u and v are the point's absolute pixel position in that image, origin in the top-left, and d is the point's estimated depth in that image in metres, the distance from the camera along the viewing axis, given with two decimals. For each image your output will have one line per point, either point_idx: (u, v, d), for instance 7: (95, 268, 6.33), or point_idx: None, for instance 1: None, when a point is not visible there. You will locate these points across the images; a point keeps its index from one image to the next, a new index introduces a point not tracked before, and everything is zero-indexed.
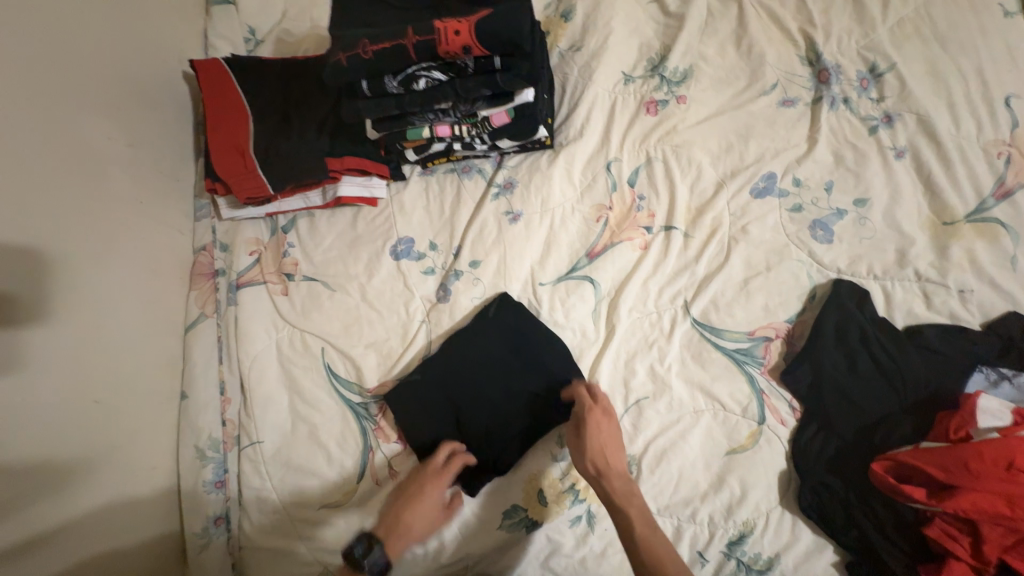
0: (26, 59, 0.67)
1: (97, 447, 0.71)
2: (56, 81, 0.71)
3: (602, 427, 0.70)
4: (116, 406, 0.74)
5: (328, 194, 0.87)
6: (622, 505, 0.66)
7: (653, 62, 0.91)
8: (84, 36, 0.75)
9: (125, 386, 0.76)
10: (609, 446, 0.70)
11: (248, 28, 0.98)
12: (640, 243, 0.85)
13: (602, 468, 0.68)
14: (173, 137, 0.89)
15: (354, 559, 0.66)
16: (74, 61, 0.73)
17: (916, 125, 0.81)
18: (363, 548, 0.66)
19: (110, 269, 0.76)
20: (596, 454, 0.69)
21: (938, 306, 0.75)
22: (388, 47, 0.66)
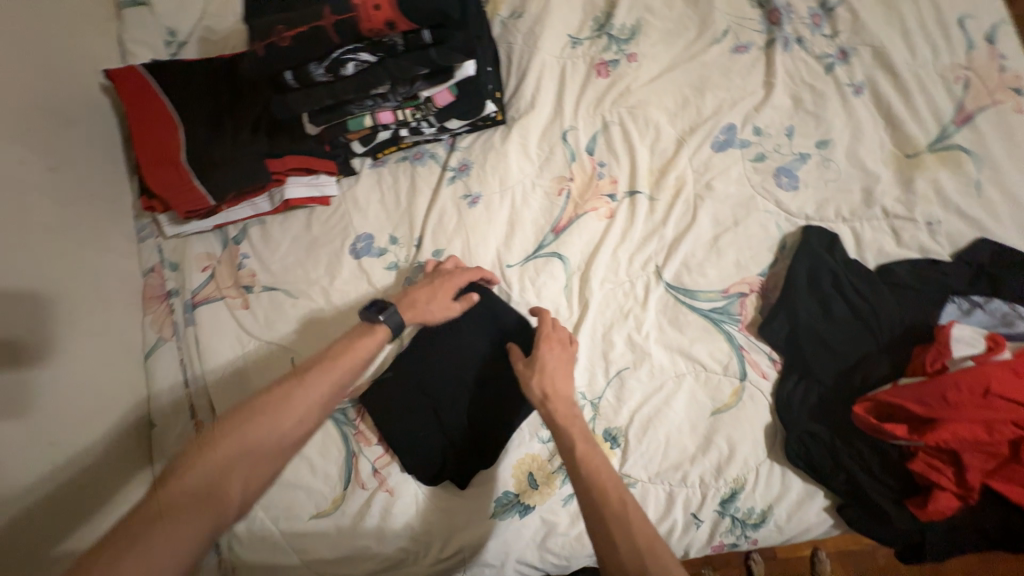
0: None
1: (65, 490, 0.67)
2: None
3: (553, 352, 0.72)
4: (78, 445, 0.70)
5: (276, 198, 0.83)
6: (564, 425, 0.66)
7: (600, 21, 0.87)
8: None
9: (86, 423, 0.72)
10: (557, 372, 0.71)
11: (168, 30, 0.91)
12: (605, 212, 0.82)
13: (548, 393, 0.69)
14: (101, 155, 0.83)
15: (369, 315, 0.70)
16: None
17: (872, 58, 0.79)
18: (379, 309, 0.70)
19: (52, 303, 0.71)
20: (541, 377, 0.70)
21: (908, 241, 0.74)
22: (306, 31, 0.62)
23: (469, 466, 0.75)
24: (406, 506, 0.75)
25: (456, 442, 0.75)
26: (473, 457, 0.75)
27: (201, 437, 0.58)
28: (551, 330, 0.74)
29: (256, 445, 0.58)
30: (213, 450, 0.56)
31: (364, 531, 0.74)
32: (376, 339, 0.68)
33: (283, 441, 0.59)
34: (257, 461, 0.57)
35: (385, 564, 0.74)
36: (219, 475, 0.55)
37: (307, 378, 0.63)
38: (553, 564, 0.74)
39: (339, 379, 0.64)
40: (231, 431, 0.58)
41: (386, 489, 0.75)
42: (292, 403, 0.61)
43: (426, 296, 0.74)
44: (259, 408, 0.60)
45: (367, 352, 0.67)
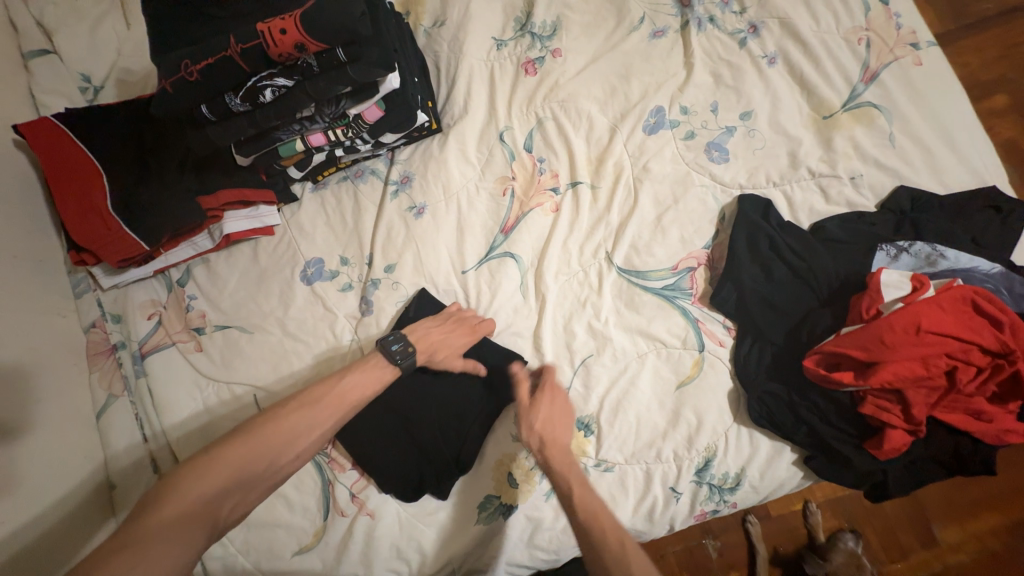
0: None
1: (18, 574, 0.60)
2: None
3: (551, 403, 0.72)
4: (28, 522, 0.64)
5: (216, 235, 0.81)
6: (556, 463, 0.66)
7: (521, 20, 0.88)
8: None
9: (36, 498, 0.66)
10: (557, 425, 0.70)
11: (81, 76, 0.88)
12: (551, 206, 0.83)
13: (545, 439, 0.68)
14: (23, 213, 0.79)
15: (390, 355, 0.69)
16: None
17: (780, 29, 0.83)
18: (398, 347, 0.70)
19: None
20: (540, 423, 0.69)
21: (835, 197, 0.78)
22: (212, 63, 0.60)
23: (449, 475, 0.74)
24: (390, 526, 0.74)
25: (433, 451, 0.75)
26: (451, 466, 0.75)
27: (200, 451, 0.56)
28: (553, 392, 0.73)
29: (256, 473, 0.57)
30: (217, 470, 0.55)
31: (349, 559, 0.73)
32: (383, 376, 0.68)
33: (283, 471, 0.59)
34: (252, 487, 0.57)
35: None
36: (218, 496, 0.54)
37: (318, 407, 0.62)
38: (544, 559, 0.75)
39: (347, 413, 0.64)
40: (233, 454, 0.56)
41: (367, 512, 0.74)
42: (301, 430, 0.60)
43: (444, 342, 0.73)
44: (266, 433, 0.58)
45: (375, 389, 0.67)
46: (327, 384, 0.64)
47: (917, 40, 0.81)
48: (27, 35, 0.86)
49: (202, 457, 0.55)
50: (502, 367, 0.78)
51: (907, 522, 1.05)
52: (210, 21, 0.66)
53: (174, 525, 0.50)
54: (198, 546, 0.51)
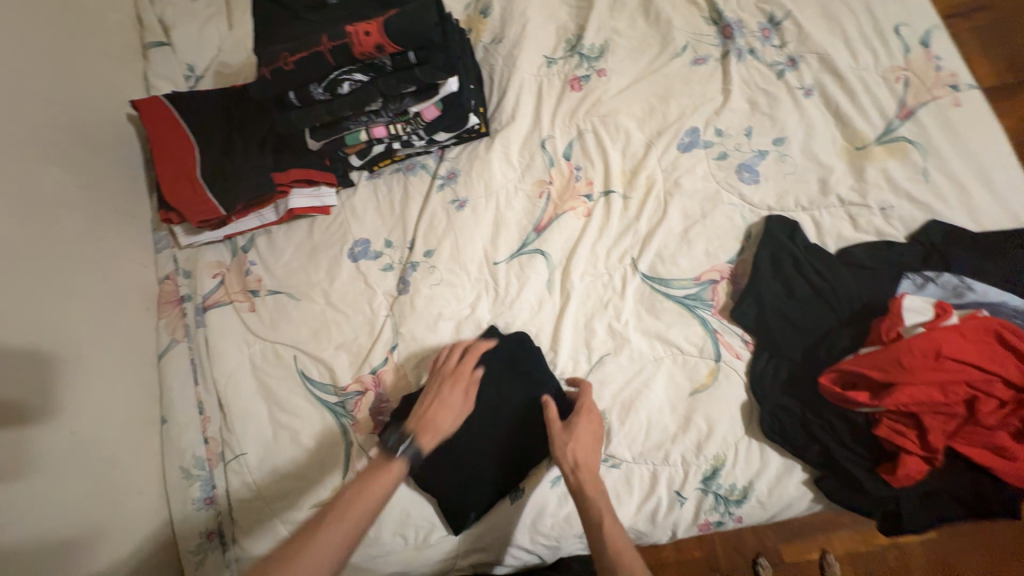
0: None
1: (80, 479, 0.70)
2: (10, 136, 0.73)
3: (589, 423, 0.73)
4: (92, 435, 0.74)
5: (280, 209, 0.90)
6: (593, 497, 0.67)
7: (571, 42, 0.95)
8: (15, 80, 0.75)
9: (100, 415, 0.76)
10: (591, 449, 0.72)
11: (187, 65, 1.02)
12: (583, 211, 0.89)
13: (580, 462, 0.70)
14: (124, 175, 0.91)
15: (386, 448, 0.63)
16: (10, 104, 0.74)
17: (818, 64, 0.86)
18: (397, 439, 0.65)
19: (67, 305, 0.76)
20: (571, 447, 0.71)
21: (864, 225, 0.80)
22: (306, 56, 0.70)
23: (503, 447, 0.78)
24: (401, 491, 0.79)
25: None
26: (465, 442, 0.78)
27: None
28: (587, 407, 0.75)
29: None
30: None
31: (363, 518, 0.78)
32: (392, 478, 0.61)
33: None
34: None
35: (382, 552, 0.77)
36: None
37: (334, 530, 0.54)
38: (544, 545, 0.78)
39: (359, 531, 0.56)
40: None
41: None
42: (312, 569, 0.51)
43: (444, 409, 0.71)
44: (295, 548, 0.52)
45: (386, 493, 0.60)
46: (353, 487, 0.59)
47: (957, 82, 0.83)
48: (149, 29, 1.01)
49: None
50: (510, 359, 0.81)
51: None
52: (304, 23, 0.77)
53: None
54: None
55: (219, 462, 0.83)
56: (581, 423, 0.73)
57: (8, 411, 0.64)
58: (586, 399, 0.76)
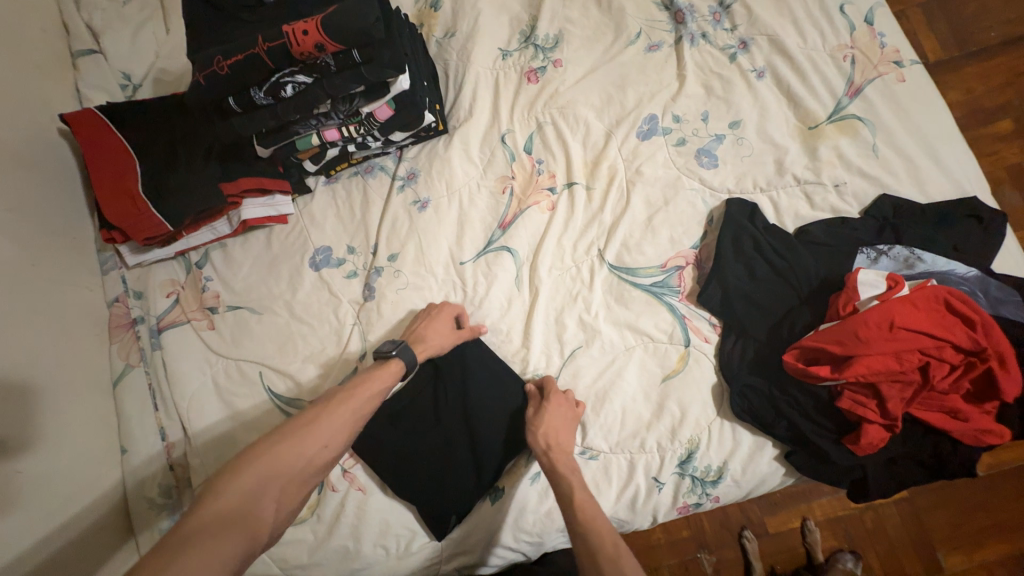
0: None
1: (32, 518, 0.66)
2: None
3: (559, 407, 0.75)
4: (44, 470, 0.70)
5: (234, 221, 0.86)
6: (565, 476, 0.70)
7: (525, 33, 0.93)
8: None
9: (53, 449, 0.72)
10: (563, 428, 0.74)
11: (123, 74, 0.96)
12: (547, 204, 0.88)
13: (552, 444, 0.72)
14: (60, 194, 0.85)
15: (384, 353, 0.74)
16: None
17: (769, 46, 0.87)
18: (391, 345, 0.75)
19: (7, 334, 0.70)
20: (543, 431, 0.73)
21: (820, 203, 0.81)
22: (242, 59, 0.67)
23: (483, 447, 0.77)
24: (379, 501, 0.77)
25: (423, 429, 0.79)
26: (441, 445, 0.78)
27: (233, 458, 0.56)
28: (556, 392, 0.76)
29: (288, 467, 0.57)
30: (253, 467, 0.55)
31: (342, 532, 0.76)
32: (392, 372, 0.72)
33: (314, 462, 0.59)
34: (286, 485, 0.56)
35: (364, 564, 0.76)
36: (255, 494, 0.53)
37: (346, 403, 0.65)
38: (527, 542, 0.77)
39: (364, 409, 0.66)
40: (262, 454, 0.56)
41: (357, 487, 0.77)
42: (323, 438, 0.60)
43: (438, 331, 0.78)
44: (289, 431, 0.60)
45: (384, 386, 0.70)
46: (359, 377, 0.70)
47: (901, 58, 0.85)
48: (78, 37, 0.95)
49: (235, 460, 0.55)
50: (478, 357, 0.81)
51: (912, 548, 1.04)
52: (241, 23, 0.73)
53: (228, 519, 0.49)
54: (245, 545, 0.49)
55: (186, 488, 0.80)
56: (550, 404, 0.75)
57: None
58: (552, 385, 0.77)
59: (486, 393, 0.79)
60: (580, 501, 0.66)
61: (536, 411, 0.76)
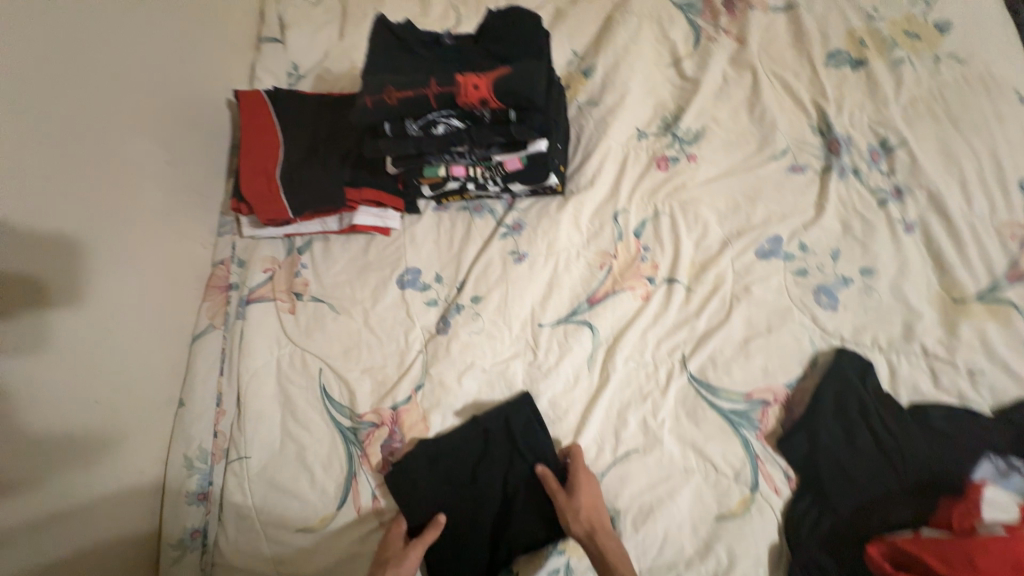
0: (97, 89, 0.74)
1: (85, 442, 0.70)
2: (120, 110, 0.77)
3: (590, 485, 0.73)
4: (113, 400, 0.74)
5: (344, 221, 0.91)
6: (615, 561, 0.66)
7: (667, 121, 0.93)
8: (130, 52, 0.79)
9: (123, 381, 0.76)
10: (602, 508, 0.71)
11: (292, 64, 1.05)
12: (642, 293, 0.85)
13: (594, 526, 0.69)
14: (208, 156, 0.94)
15: None
16: (120, 73, 0.77)
17: (926, 201, 0.81)
18: None
19: (121, 266, 0.77)
20: (578, 511, 0.70)
21: (947, 385, 0.72)
22: (411, 95, 0.72)
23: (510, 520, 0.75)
24: None
25: (457, 482, 0.77)
26: (469, 505, 0.76)
27: None
28: (580, 464, 0.74)
29: None
30: None
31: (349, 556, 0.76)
32: None
33: None
34: None
35: None
36: None
37: None
38: None
39: None
40: None
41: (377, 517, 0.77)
42: None
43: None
44: None
45: None
46: None
47: None
48: (268, 26, 1.07)
49: None
50: (524, 424, 0.79)
51: None
52: (416, 57, 0.79)
53: None
54: None
55: (222, 458, 0.82)
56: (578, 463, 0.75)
57: (47, 367, 0.65)
58: (579, 462, 0.75)
59: (529, 468, 0.77)
60: None
61: (569, 491, 0.72)
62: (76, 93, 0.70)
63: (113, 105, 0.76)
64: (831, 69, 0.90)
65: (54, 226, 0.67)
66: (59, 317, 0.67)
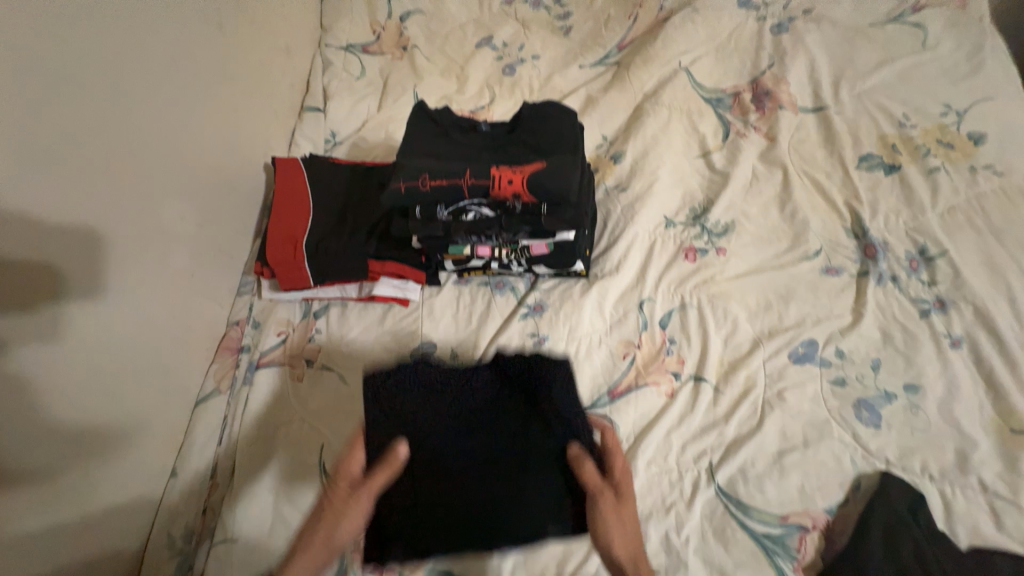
0: (151, 154, 0.74)
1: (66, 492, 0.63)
2: (168, 173, 0.78)
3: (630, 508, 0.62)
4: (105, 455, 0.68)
5: (364, 290, 0.91)
6: None
7: (695, 212, 0.93)
8: (187, 119, 0.82)
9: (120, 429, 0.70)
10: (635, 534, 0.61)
11: (331, 132, 1.10)
12: (666, 389, 0.80)
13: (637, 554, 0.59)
14: (240, 217, 0.96)
15: None
16: (175, 139, 0.79)
17: (973, 316, 0.77)
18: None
19: (146, 301, 0.74)
20: (620, 531, 0.60)
21: (1012, 529, 0.64)
22: (446, 184, 0.74)
23: None
24: None
25: (463, 441, 0.67)
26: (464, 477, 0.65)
27: None
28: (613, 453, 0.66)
29: None
30: None
31: None
32: None
33: None
34: None
35: None
36: None
37: None
38: None
39: None
40: None
41: None
42: None
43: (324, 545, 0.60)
44: None
45: None
46: None
47: None
48: (313, 97, 1.12)
49: None
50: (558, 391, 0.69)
51: None
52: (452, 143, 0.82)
53: None
54: None
55: (206, 539, 0.74)
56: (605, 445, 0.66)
57: (49, 415, 0.60)
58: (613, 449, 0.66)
59: (560, 447, 0.66)
60: None
61: (618, 499, 0.62)
62: (132, 159, 0.71)
63: (168, 145, 0.78)
64: (863, 172, 0.90)
65: (88, 275, 0.64)
66: (77, 362, 0.64)
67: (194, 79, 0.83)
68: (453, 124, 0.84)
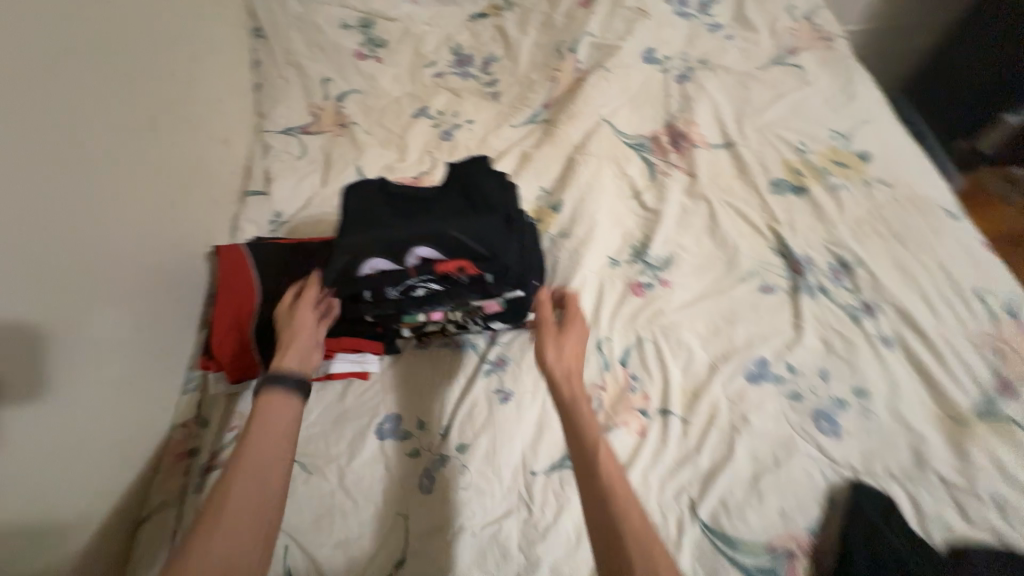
0: (87, 262, 0.70)
1: None
2: (102, 279, 0.73)
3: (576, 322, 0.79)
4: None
5: (319, 370, 0.86)
6: (568, 401, 0.67)
7: (636, 249, 0.98)
8: (124, 220, 0.78)
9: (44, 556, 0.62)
10: (575, 346, 0.75)
11: (274, 212, 1.08)
12: (637, 428, 0.79)
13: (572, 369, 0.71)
14: (183, 312, 0.91)
15: None
16: (112, 243, 0.75)
17: (897, 316, 0.83)
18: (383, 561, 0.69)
19: (66, 405, 0.66)
20: (562, 339, 0.75)
21: (975, 518, 0.67)
22: (391, 271, 0.79)
23: None
24: None
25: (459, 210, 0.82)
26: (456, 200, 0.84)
27: None
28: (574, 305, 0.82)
29: None
30: None
31: None
32: None
33: None
34: None
35: None
36: None
37: None
38: None
39: None
40: None
41: None
42: None
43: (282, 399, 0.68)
44: None
45: None
46: None
47: None
48: (254, 181, 1.12)
49: None
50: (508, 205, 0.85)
51: None
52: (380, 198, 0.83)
53: None
54: None
55: None
56: (549, 358, 0.72)
57: None
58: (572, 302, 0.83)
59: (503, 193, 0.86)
60: (589, 422, 0.64)
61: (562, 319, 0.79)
62: (65, 270, 0.67)
63: (105, 250, 0.74)
64: (777, 196, 0.99)
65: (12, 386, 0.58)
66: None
67: (124, 174, 0.78)
68: (380, 188, 0.83)
